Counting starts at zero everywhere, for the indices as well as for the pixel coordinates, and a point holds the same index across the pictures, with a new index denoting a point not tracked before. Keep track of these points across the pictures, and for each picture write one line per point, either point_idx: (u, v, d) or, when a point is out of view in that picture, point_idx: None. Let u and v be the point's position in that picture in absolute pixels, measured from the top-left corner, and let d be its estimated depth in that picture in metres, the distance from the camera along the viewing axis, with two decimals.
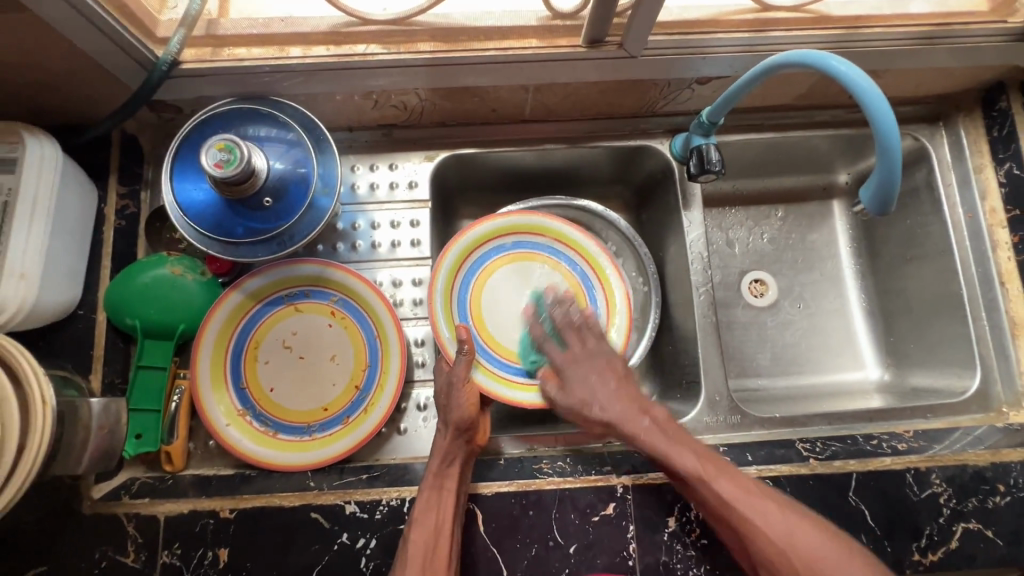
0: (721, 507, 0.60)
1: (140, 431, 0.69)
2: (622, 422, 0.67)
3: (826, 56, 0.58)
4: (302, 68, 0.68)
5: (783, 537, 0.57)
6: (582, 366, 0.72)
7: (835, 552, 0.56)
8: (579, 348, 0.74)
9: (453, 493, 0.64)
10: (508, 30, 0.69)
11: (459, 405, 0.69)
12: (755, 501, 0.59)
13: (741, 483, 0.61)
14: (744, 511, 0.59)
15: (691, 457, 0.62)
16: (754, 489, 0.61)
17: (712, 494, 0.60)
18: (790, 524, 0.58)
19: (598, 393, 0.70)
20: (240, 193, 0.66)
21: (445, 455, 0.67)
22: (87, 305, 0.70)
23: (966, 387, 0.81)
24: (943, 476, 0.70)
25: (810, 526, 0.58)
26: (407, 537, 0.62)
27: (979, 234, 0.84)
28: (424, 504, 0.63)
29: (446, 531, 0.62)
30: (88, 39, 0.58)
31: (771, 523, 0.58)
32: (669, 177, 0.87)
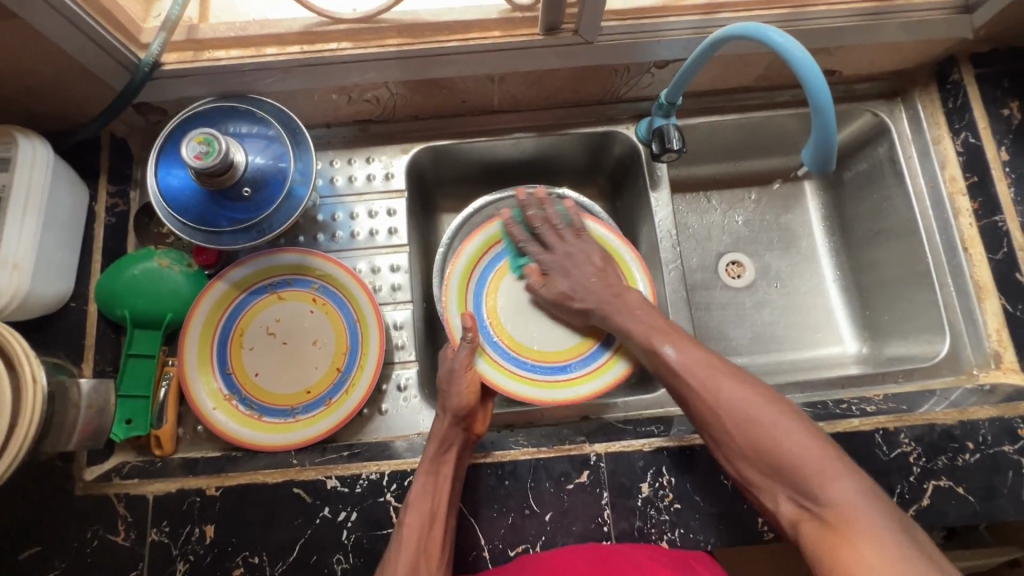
0: (704, 409, 0.61)
1: (130, 417, 0.72)
2: (620, 321, 0.74)
3: (763, 29, 0.61)
4: (277, 66, 0.73)
5: (756, 432, 0.57)
6: (564, 260, 0.80)
7: (817, 457, 0.53)
8: (559, 244, 0.81)
9: (448, 479, 0.66)
10: (470, 23, 0.73)
11: (460, 394, 0.71)
12: (750, 400, 0.59)
13: (737, 385, 0.60)
14: (726, 401, 0.60)
15: (680, 353, 0.66)
16: (747, 392, 0.59)
17: (693, 387, 0.63)
18: (775, 424, 0.56)
19: (576, 279, 0.78)
20: (221, 184, 0.70)
21: (443, 442, 0.68)
22: (79, 298, 0.74)
23: (937, 351, 0.83)
24: (911, 436, 0.71)
25: (811, 442, 0.54)
26: (402, 522, 0.64)
27: (941, 202, 0.85)
28: (419, 490, 0.65)
29: (441, 518, 0.64)
30: (74, 42, 0.62)
31: (742, 406, 0.59)
32: (636, 160, 0.90)
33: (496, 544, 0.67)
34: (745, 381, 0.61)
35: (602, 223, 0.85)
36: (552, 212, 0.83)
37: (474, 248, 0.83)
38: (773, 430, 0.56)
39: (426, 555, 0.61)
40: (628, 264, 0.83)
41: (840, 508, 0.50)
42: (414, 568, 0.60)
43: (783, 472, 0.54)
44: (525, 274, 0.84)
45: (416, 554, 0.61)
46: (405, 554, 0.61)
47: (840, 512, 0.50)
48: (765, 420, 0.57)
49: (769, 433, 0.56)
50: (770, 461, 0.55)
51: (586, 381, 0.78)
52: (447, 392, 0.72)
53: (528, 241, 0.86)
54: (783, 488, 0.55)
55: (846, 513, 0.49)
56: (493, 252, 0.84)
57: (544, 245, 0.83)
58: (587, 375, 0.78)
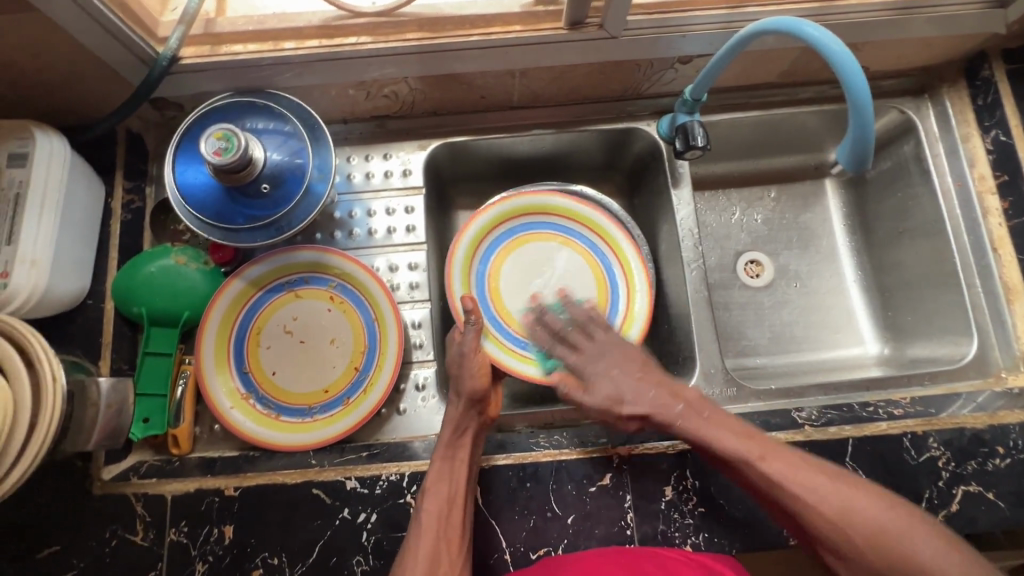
0: (813, 518, 0.56)
1: (147, 415, 0.71)
2: (690, 427, 0.65)
3: (799, 23, 0.59)
4: (296, 61, 0.71)
5: (888, 544, 0.53)
6: (598, 361, 0.74)
7: (956, 564, 0.51)
8: (589, 344, 0.76)
9: (465, 464, 0.66)
10: (492, 18, 0.71)
11: (472, 374, 0.70)
12: (828, 491, 0.57)
13: (839, 488, 0.57)
14: (832, 508, 0.56)
15: (773, 462, 0.60)
16: (855, 497, 0.56)
17: (793, 491, 0.57)
18: (899, 535, 0.53)
19: (620, 381, 0.70)
20: (239, 181, 0.69)
21: (457, 428, 0.68)
22: (96, 295, 0.73)
23: (963, 353, 0.81)
24: (940, 440, 0.69)
25: (943, 547, 0.52)
26: (419, 507, 0.63)
27: (970, 201, 0.84)
28: (435, 476, 0.65)
29: (459, 501, 0.64)
30: (93, 36, 0.61)
31: (858, 514, 0.55)
32: (657, 157, 0.88)
33: (518, 547, 0.66)
34: (844, 480, 0.58)
35: (631, 244, 0.84)
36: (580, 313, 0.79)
37: (496, 216, 0.84)
38: (900, 537, 0.53)
39: (445, 542, 0.61)
40: (637, 280, 0.83)
41: None
42: (436, 558, 0.60)
43: None
44: (528, 257, 0.85)
45: (435, 543, 0.60)
46: (425, 540, 0.60)
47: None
48: (890, 523, 0.54)
49: (896, 540, 0.53)
50: (913, 574, 0.51)
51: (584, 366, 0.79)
52: (460, 373, 0.71)
53: (537, 225, 0.86)
54: None
55: None
56: (507, 227, 0.85)
57: (571, 347, 0.77)
58: None
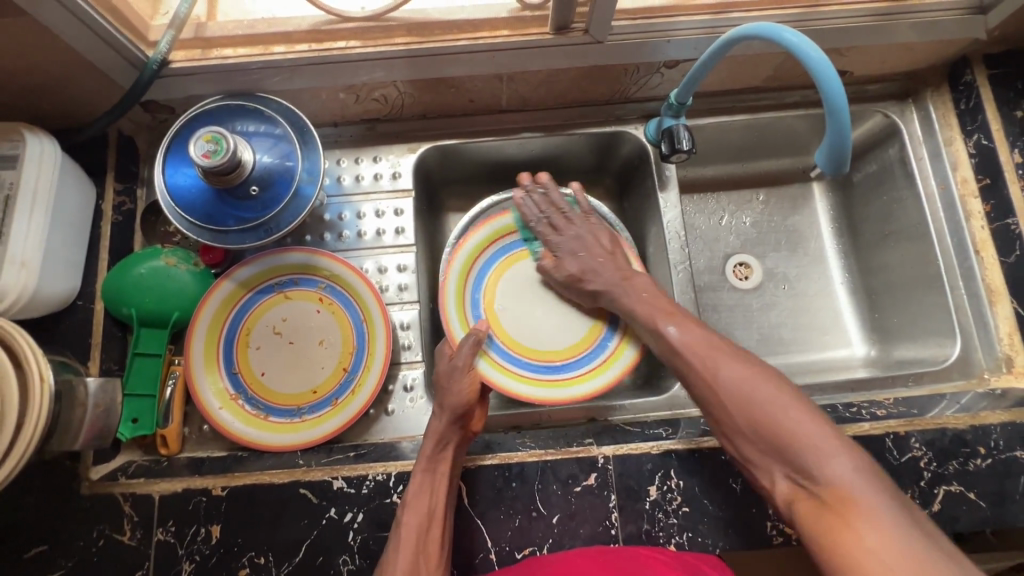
0: (701, 381, 0.64)
1: (136, 416, 0.71)
2: (629, 302, 0.75)
3: (777, 29, 0.60)
4: (285, 65, 0.72)
5: (753, 410, 0.58)
6: (571, 242, 0.82)
7: (815, 434, 0.54)
8: (567, 226, 0.83)
9: (446, 476, 0.66)
10: (479, 22, 0.72)
11: (456, 388, 0.72)
12: (720, 363, 0.63)
13: (731, 363, 0.63)
14: (718, 377, 0.62)
15: (682, 332, 0.68)
16: (740, 369, 0.62)
17: (691, 357, 0.66)
18: (769, 402, 0.58)
19: (586, 260, 0.80)
20: (227, 183, 0.69)
21: (440, 443, 0.68)
22: (86, 296, 0.74)
23: (947, 354, 0.82)
24: (922, 440, 0.70)
25: (810, 419, 0.56)
26: (399, 521, 0.63)
27: (952, 204, 0.85)
28: (416, 489, 0.65)
29: (439, 516, 0.64)
30: (82, 40, 0.62)
31: (734, 382, 0.61)
32: (644, 160, 0.89)
33: (503, 547, 0.66)
34: (743, 359, 0.63)
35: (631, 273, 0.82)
36: (559, 196, 0.85)
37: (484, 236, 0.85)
38: (773, 404, 0.58)
39: (424, 554, 0.61)
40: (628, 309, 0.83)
41: (839, 485, 0.51)
42: (414, 567, 0.60)
43: (781, 446, 0.55)
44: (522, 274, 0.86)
45: (415, 553, 0.61)
46: (404, 555, 0.61)
47: (836, 487, 0.51)
48: (765, 394, 0.59)
49: (763, 405, 0.58)
50: (767, 434, 0.56)
51: (586, 381, 0.79)
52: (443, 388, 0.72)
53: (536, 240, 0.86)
54: (778, 463, 0.56)
55: (846, 490, 0.50)
56: (501, 245, 0.86)
57: (551, 226, 0.84)
58: (573, 380, 0.80)
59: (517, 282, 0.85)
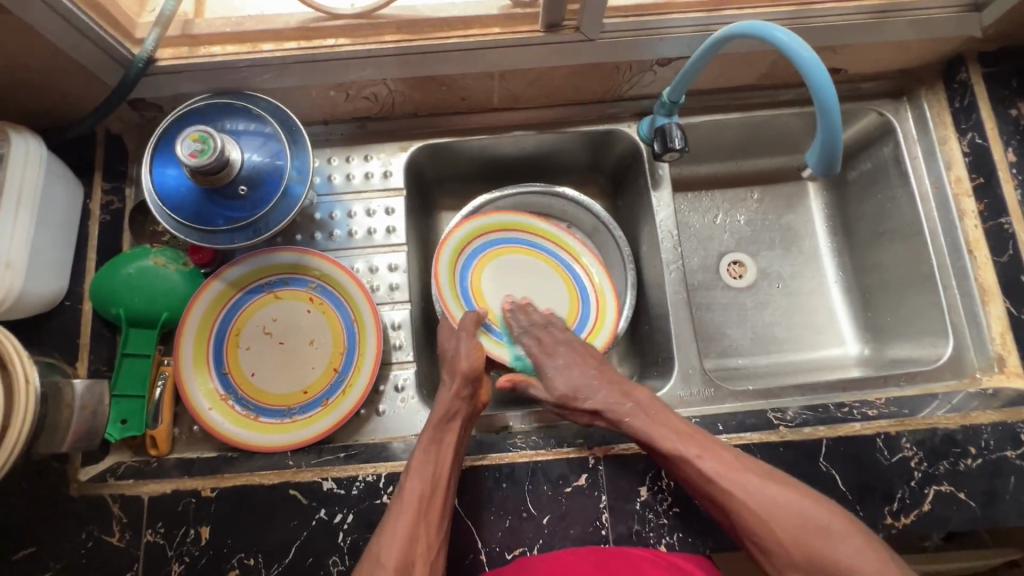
0: (742, 518, 0.61)
1: (125, 417, 0.71)
2: (645, 428, 0.67)
3: (768, 28, 0.60)
4: (273, 63, 0.71)
5: (812, 541, 0.58)
6: (560, 358, 0.76)
7: (874, 562, 0.55)
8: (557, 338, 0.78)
9: (451, 445, 0.67)
10: (470, 20, 0.72)
11: (469, 357, 0.73)
12: (762, 492, 0.61)
13: (771, 493, 0.61)
14: (760, 505, 0.60)
15: (715, 459, 0.63)
16: (778, 496, 0.60)
17: (723, 492, 0.62)
18: (828, 534, 0.58)
19: (574, 378, 0.73)
20: (216, 183, 0.69)
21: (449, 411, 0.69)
22: (74, 296, 0.73)
23: (940, 354, 0.82)
24: (913, 440, 0.70)
25: (866, 551, 0.56)
26: (403, 486, 0.63)
27: (946, 203, 0.84)
28: (422, 454, 0.65)
29: (443, 482, 0.64)
30: (67, 38, 0.61)
31: (783, 513, 0.59)
32: (638, 158, 0.88)
33: (493, 548, 0.66)
34: (782, 483, 0.61)
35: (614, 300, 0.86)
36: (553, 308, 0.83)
37: (496, 222, 0.87)
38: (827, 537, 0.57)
39: (425, 520, 0.61)
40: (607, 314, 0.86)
41: None
42: (414, 531, 0.60)
43: None
44: (514, 265, 0.87)
45: (416, 518, 0.61)
46: (406, 518, 0.61)
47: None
48: (818, 520, 0.58)
49: (823, 544, 0.57)
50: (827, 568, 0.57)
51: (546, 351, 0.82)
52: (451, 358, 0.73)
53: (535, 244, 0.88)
54: None
55: None
56: (504, 236, 0.87)
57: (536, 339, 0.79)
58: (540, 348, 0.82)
59: (506, 266, 0.87)
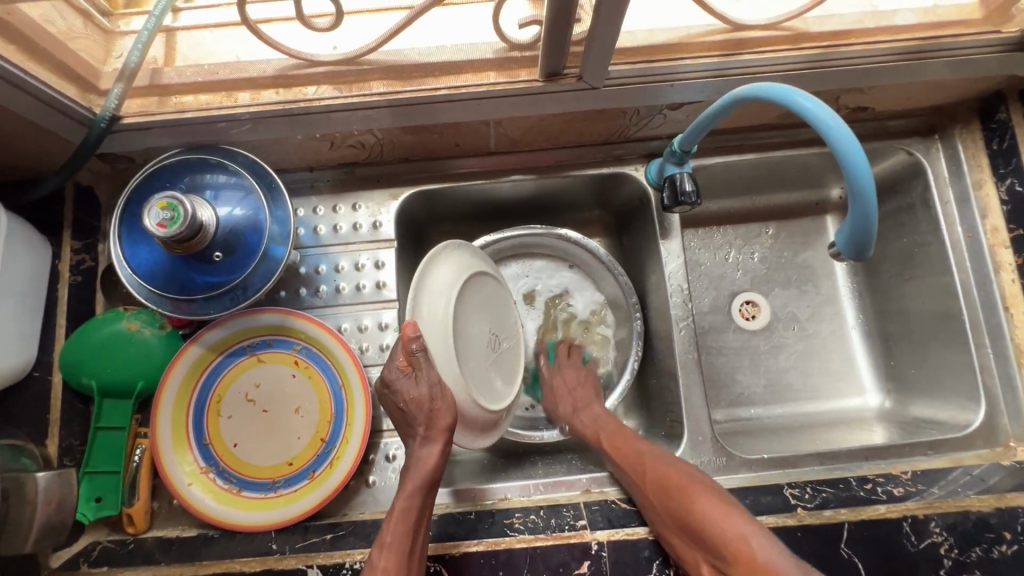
0: (630, 472, 0.69)
1: (99, 494, 0.67)
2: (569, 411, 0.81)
3: (792, 93, 0.53)
4: (249, 115, 0.66)
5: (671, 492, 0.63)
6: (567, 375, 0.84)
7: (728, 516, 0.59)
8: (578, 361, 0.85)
9: (426, 511, 0.63)
10: (463, 65, 0.66)
11: (443, 408, 0.62)
12: (643, 452, 0.70)
13: (651, 456, 0.68)
14: (636, 461, 0.69)
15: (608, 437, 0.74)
16: (660, 465, 0.67)
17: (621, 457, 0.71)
18: (688, 488, 0.63)
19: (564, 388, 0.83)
20: (189, 249, 0.64)
21: (430, 478, 0.64)
22: (42, 366, 0.69)
23: (969, 420, 0.76)
24: (943, 525, 0.65)
25: (717, 504, 0.60)
26: (374, 565, 0.58)
27: (980, 254, 0.78)
28: (397, 528, 0.60)
29: (416, 560, 0.60)
30: (20, 102, 0.56)
31: (652, 467, 0.67)
32: (646, 204, 0.82)
33: None
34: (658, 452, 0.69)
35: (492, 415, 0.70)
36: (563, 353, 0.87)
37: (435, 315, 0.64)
38: (693, 490, 0.62)
39: None
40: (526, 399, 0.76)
41: (747, 562, 0.55)
42: None
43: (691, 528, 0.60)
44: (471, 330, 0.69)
45: None
46: None
47: (758, 568, 0.54)
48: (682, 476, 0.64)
49: (676, 492, 0.63)
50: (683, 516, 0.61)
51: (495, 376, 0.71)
52: (425, 415, 0.63)
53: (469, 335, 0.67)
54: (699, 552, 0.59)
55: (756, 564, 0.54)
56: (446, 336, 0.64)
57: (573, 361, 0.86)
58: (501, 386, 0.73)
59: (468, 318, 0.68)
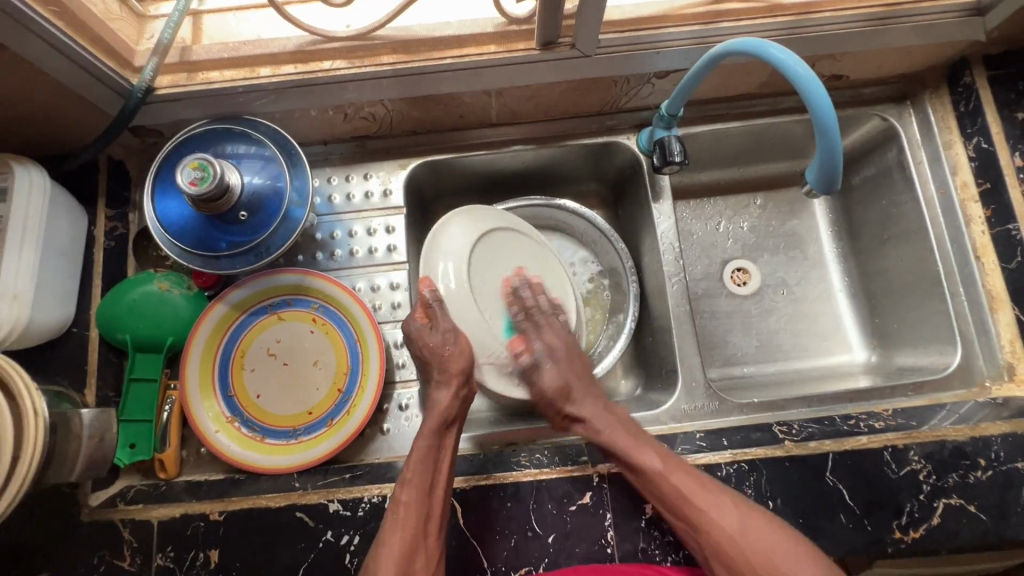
0: (705, 535, 0.62)
1: (134, 440, 0.72)
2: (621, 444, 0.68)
3: (763, 45, 0.59)
4: (270, 87, 0.72)
5: (771, 567, 0.60)
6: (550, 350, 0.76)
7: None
8: (546, 327, 0.77)
9: (447, 453, 0.68)
10: (465, 38, 0.72)
11: (455, 352, 0.71)
12: (726, 513, 0.62)
13: (735, 510, 0.62)
14: (723, 524, 0.62)
15: (679, 481, 0.64)
16: (750, 527, 0.61)
17: (702, 522, 0.62)
18: (786, 562, 0.59)
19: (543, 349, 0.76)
20: (216, 209, 0.69)
21: (444, 419, 0.69)
22: (81, 323, 0.74)
23: (947, 363, 0.81)
24: (921, 453, 0.69)
25: (809, 559, 0.59)
26: (398, 498, 0.63)
27: (952, 210, 0.83)
28: (418, 464, 0.65)
29: (437, 492, 0.65)
30: (68, 73, 0.62)
31: (732, 525, 0.62)
32: (638, 171, 0.88)
33: (499, 567, 0.66)
34: (727, 498, 0.63)
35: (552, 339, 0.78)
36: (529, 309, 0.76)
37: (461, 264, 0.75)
38: (784, 557, 0.60)
39: (422, 534, 0.62)
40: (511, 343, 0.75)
41: None
42: (411, 547, 0.61)
43: None
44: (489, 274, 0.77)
45: (408, 531, 0.61)
46: (401, 538, 0.61)
47: None
48: (763, 541, 0.61)
49: (774, 566, 0.60)
50: None
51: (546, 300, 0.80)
52: (439, 357, 0.71)
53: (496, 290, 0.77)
54: None
55: None
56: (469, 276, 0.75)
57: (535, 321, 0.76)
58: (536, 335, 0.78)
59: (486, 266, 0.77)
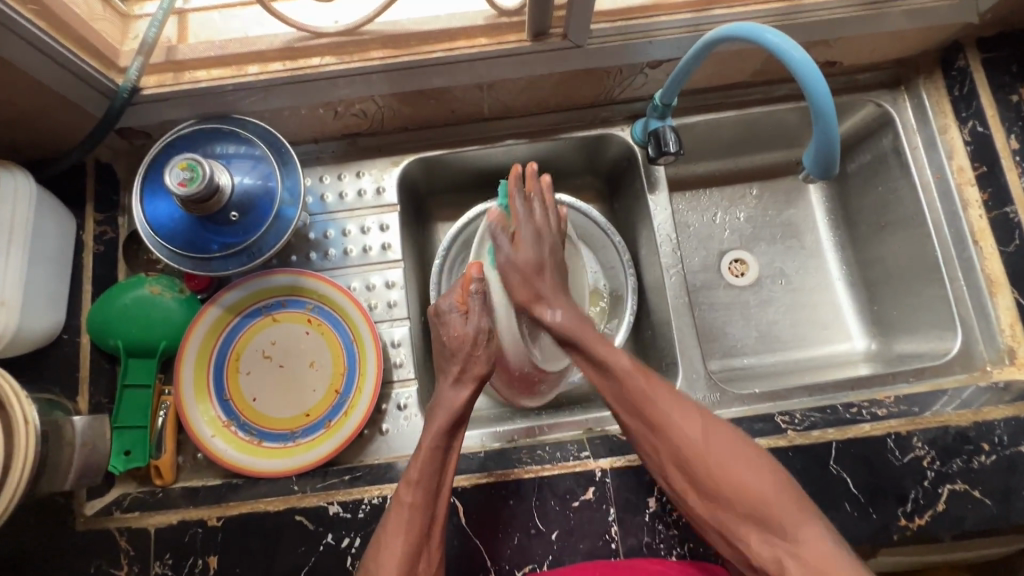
0: (660, 433, 0.62)
1: (129, 448, 0.71)
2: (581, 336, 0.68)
3: (759, 29, 0.59)
4: (259, 85, 0.70)
5: (724, 471, 0.58)
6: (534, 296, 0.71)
7: (788, 500, 0.56)
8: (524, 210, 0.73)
9: (453, 453, 0.67)
10: (455, 32, 0.70)
11: (479, 358, 0.71)
12: (682, 415, 0.62)
13: (696, 416, 0.62)
14: (674, 419, 0.62)
15: (636, 379, 0.65)
16: (704, 430, 0.61)
17: (659, 419, 0.62)
18: (740, 469, 0.58)
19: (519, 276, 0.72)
20: (207, 210, 0.68)
21: (457, 417, 0.68)
22: (71, 329, 0.73)
23: (948, 348, 0.81)
24: (924, 439, 0.69)
25: (770, 478, 0.57)
26: (402, 499, 0.62)
27: (949, 194, 0.82)
28: (420, 465, 0.64)
29: (443, 495, 0.64)
30: (50, 74, 0.61)
31: (686, 425, 0.61)
32: (633, 163, 0.87)
33: (503, 566, 0.65)
34: (686, 405, 0.63)
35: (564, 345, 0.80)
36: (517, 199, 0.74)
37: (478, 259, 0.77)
38: (738, 467, 0.58)
39: (421, 536, 0.60)
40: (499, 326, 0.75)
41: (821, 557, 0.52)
42: (413, 548, 0.59)
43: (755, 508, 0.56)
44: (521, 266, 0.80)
45: (407, 533, 0.60)
46: (398, 545, 0.59)
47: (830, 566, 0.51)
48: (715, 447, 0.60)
49: (727, 472, 0.58)
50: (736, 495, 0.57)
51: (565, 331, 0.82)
52: (466, 353, 0.72)
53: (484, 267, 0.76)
54: (755, 530, 0.56)
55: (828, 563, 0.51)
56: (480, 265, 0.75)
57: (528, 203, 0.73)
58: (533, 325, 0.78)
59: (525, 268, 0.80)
